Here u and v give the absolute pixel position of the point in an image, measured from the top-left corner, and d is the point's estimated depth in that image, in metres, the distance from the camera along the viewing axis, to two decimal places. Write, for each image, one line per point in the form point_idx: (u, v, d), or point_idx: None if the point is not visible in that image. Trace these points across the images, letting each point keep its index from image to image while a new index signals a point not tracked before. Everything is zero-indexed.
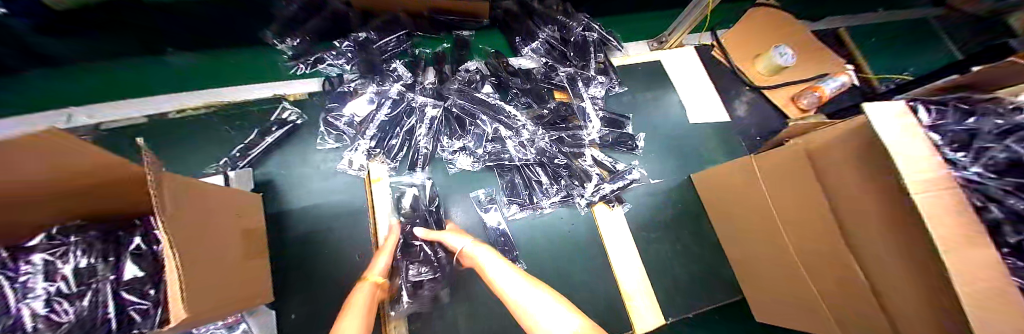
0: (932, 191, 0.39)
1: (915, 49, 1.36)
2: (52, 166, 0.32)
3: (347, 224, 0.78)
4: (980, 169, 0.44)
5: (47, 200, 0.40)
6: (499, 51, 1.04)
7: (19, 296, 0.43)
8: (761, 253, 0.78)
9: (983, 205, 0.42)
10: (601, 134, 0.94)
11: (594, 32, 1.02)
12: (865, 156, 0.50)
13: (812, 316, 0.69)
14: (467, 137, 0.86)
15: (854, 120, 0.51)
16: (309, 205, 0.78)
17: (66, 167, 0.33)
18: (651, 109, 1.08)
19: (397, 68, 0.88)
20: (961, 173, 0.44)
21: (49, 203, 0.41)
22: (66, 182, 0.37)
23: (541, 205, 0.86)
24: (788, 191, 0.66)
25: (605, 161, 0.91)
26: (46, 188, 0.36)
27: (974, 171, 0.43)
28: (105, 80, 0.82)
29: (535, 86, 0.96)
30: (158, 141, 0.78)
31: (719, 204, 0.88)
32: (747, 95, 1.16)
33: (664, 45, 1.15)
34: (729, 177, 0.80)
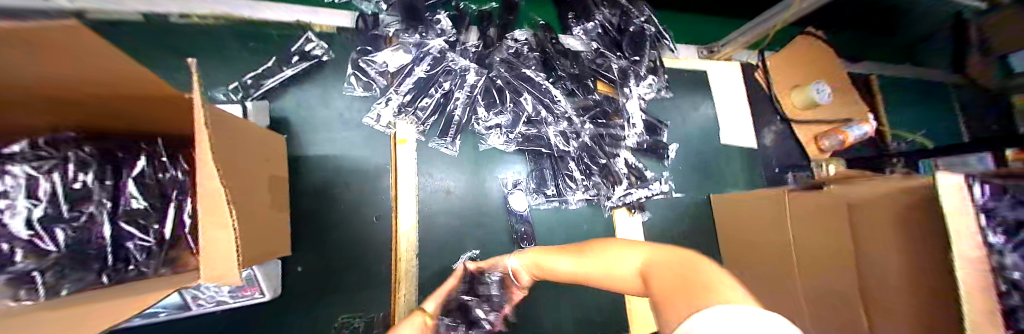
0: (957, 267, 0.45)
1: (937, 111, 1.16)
2: (55, 53, 0.24)
3: (369, 182, 0.74)
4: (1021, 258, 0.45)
5: (47, 104, 0.33)
6: (549, 24, 0.95)
7: None
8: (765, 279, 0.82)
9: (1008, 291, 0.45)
10: (639, 139, 0.90)
11: (652, 25, 0.93)
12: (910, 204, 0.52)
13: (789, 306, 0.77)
14: (504, 114, 0.80)
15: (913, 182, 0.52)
16: (329, 155, 0.73)
17: (75, 69, 0.26)
18: (684, 121, 1.07)
19: (441, 20, 0.76)
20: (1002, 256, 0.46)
21: (34, 112, 0.34)
22: (69, 87, 0.29)
23: (568, 199, 0.85)
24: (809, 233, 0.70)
25: (635, 166, 0.88)
26: (39, 87, 0.29)
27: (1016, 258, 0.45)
28: None
29: (583, 72, 0.88)
30: (172, 51, 0.72)
31: (734, 229, 0.91)
32: (777, 125, 1.15)
33: (713, 55, 1.10)
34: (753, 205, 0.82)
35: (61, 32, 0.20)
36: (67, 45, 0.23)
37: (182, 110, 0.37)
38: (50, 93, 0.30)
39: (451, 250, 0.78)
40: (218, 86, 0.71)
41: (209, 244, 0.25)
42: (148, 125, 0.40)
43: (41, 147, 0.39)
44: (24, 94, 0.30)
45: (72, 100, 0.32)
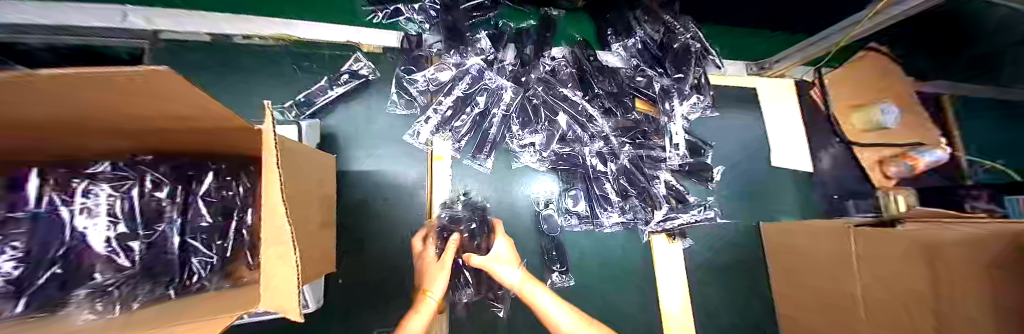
0: None
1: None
2: (146, 98, 0.25)
3: (409, 197, 0.76)
4: None
5: (132, 130, 0.36)
6: (587, 40, 0.93)
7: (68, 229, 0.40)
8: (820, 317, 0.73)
9: None
10: (682, 161, 0.84)
11: (698, 42, 0.88)
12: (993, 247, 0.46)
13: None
14: (539, 133, 0.78)
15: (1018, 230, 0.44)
16: (370, 169, 0.76)
17: (155, 102, 0.27)
18: (729, 144, 1.00)
19: (480, 39, 0.77)
20: None
21: (109, 135, 0.36)
22: (154, 118, 0.32)
23: (603, 224, 0.80)
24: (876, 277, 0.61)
25: (676, 187, 0.84)
26: (132, 117, 0.31)
27: None
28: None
29: (622, 91, 0.84)
30: (235, 70, 0.78)
31: (783, 263, 0.83)
32: (834, 148, 1.05)
33: (765, 72, 1.04)
34: (807, 240, 0.74)
35: (149, 80, 0.21)
36: (153, 90, 0.24)
37: (250, 136, 0.39)
38: (138, 120, 0.33)
39: None
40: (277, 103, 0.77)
41: (272, 268, 0.26)
42: (217, 150, 0.45)
43: (119, 169, 0.43)
44: (103, 125, 0.33)
45: (162, 129, 0.36)
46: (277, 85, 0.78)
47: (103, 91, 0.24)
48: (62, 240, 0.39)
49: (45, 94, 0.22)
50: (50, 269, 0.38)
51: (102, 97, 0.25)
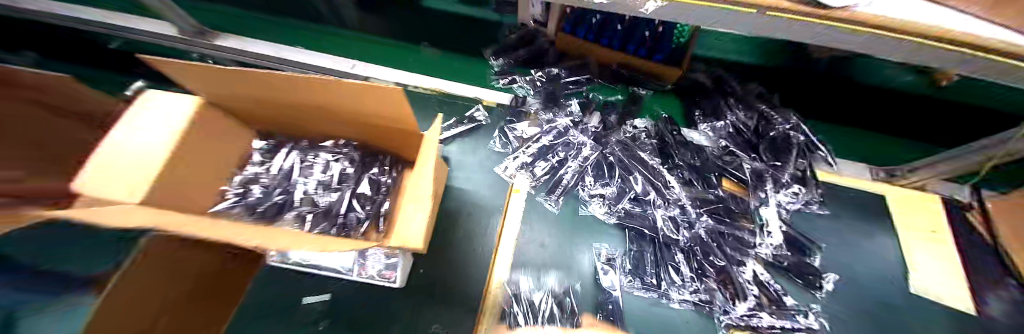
0: None
1: None
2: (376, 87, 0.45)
3: (485, 219, 0.85)
4: None
5: (356, 116, 0.59)
6: (673, 118, 0.99)
7: (308, 175, 0.69)
8: None
9: None
10: (774, 251, 0.77)
11: (801, 134, 0.89)
12: None
13: None
14: (610, 187, 0.83)
15: None
16: (463, 189, 0.90)
17: (380, 95, 0.47)
18: (850, 255, 0.81)
19: (571, 105, 0.96)
20: None
21: (339, 115, 0.60)
22: (372, 106, 0.53)
23: (671, 296, 0.74)
24: None
25: (768, 284, 0.74)
26: (365, 106, 0.54)
27: None
28: (374, 50, 1.21)
29: (705, 165, 0.86)
30: None
31: None
32: (1012, 291, 0.78)
33: (895, 180, 0.91)
34: None
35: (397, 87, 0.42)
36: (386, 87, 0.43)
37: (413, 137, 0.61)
38: (367, 113, 0.56)
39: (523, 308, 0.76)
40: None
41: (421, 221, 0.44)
42: (389, 144, 0.69)
43: (343, 149, 0.71)
44: (336, 102, 0.55)
45: (370, 121, 0.59)
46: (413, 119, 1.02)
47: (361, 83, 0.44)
48: (304, 181, 0.68)
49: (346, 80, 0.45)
50: (292, 195, 0.67)
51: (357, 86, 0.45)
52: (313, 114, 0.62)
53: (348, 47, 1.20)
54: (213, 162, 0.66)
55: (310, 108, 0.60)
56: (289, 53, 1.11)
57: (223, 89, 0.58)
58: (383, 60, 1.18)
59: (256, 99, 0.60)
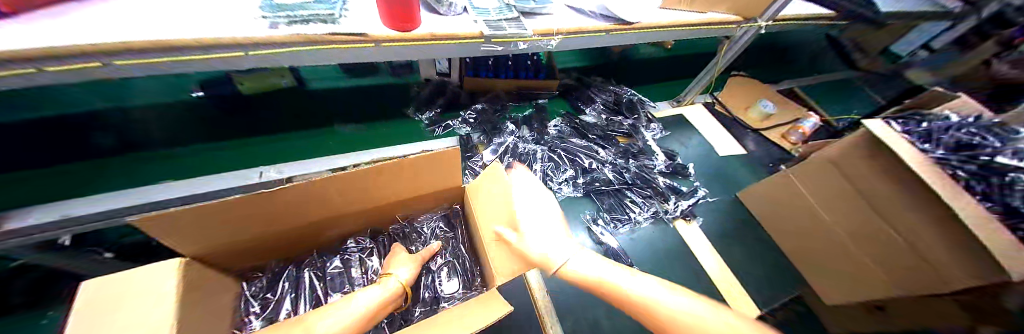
0: (906, 151, 0.71)
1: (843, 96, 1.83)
2: (442, 158, 0.56)
3: None
4: (938, 149, 0.73)
5: (387, 200, 0.62)
6: (569, 111, 1.37)
7: (331, 289, 0.61)
8: (826, 253, 0.97)
9: (961, 164, 0.70)
10: (664, 164, 1.23)
11: (635, 96, 1.45)
12: (885, 159, 0.76)
13: (853, 262, 0.90)
14: (569, 172, 1.12)
15: (857, 143, 0.82)
16: None
17: (438, 169, 0.59)
18: (691, 149, 1.37)
19: (508, 126, 1.19)
20: (927, 149, 0.74)
21: (368, 209, 0.62)
22: (416, 185, 0.61)
23: (637, 220, 1.07)
24: (830, 198, 0.93)
25: (672, 184, 1.18)
26: (409, 190, 0.62)
27: (931, 146, 0.74)
28: (278, 149, 1.09)
29: (605, 133, 1.27)
30: None
31: (784, 222, 1.09)
32: (752, 135, 1.52)
33: (682, 103, 1.55)
34: (790, 196, 1.05)
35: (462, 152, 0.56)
36: (454, 157, 0.57)
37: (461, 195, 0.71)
38: (408, 185, 0.60)
39: (567, 294, 0.89)
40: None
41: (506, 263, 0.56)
42: (417, 211, 0.71)
43: (364, 239, 0.68)
44: (378, 195, 0.59)
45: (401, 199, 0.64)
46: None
47: (430, 160, 0.55)
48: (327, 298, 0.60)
49: (412, 162, 0.53)
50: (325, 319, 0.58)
51: (422, 165, 0.55)
52: (330, 221, 0.60)
53: (248, 159, 1.05)
54: (226, 320, 0.53)
55: (333, 217, 0.59)
56: (190, 189, 0.93)
57: (232, 231, 0.49)
58: (302, 153, 1.08)
59: (264, 231, 0.53)
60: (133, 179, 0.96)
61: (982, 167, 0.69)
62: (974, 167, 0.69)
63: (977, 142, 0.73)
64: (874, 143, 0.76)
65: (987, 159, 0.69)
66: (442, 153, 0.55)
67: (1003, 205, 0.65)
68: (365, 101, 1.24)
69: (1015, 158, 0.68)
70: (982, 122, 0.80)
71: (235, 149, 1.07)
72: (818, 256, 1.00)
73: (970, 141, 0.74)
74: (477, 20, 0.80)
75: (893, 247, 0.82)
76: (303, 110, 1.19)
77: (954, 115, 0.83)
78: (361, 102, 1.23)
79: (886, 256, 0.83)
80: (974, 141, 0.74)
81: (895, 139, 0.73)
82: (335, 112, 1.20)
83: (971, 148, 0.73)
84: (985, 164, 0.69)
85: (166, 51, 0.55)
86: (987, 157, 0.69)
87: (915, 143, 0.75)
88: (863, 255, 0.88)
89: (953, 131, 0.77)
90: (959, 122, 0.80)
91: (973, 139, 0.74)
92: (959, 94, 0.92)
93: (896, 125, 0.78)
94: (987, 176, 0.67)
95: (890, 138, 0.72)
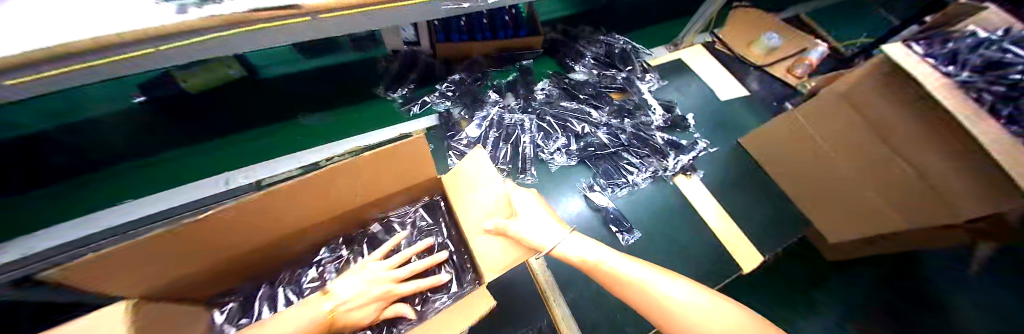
0: (929, 79, 0.61)
1: (853, 17, 1.68)
2: (394, 153, 0.48)
3: None
4: (964, 71, 0.65)
5: (347, 203, 0.55)
6: (557, 71, 1.26)
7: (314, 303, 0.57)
8: (833, 195, 0.94)
9: (986, 87, 0.63)
10: (662, 118, 1.15)
11: (627, 44, 1.31)
12: (897, 93, 0.66)
13: (862, 201, 0.87)
14: (560, 139, 1.05)
15: (865, 75, 0.71)
16: None
17: (394, 165, 0.51)
18: (690, 98, 1.28)
19: (491, 96, 1.09)
20: (953, 74, 0.65)
21: (330, 216, 0.56)
22: (377, 184, 0.54)
23: (635, 181, 1.02)
24: (837, 138, 0.86)
25: (672, 139, 1.11)
26: (371, 189, 0.55)
27: (954, 69, 0.66)
28: (244, 150, 1.00)
29: (597, 91, 1.18)
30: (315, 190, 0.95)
31: (787, 167, 1.04)
32: (755, 73, 1.41)
33: (678, 47, 1.42)
34: (794, 139, 0.98)
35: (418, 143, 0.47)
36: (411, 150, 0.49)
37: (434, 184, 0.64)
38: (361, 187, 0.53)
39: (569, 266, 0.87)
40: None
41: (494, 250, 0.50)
42: (391, 206, 0.65)
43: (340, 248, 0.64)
44: (334, 201, 0.52)
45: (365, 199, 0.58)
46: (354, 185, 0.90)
47: (382, 157, 0.47)
48: None
49: (358, 163, 0.45)
50: None
51: (374, 164, 0.47)
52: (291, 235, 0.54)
53: (214, 164, 0.98)
54: None
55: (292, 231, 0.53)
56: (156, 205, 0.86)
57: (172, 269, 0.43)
58: (272, 150, 1.01)
59: (214, 260, 0.48)
60: (93, 201, 0.89)
61: (1010, 91, 0.63)
62: (1002, 91, 0.63)
63: (1008, 61, 0.66)
64: (883, 70, 0.67)
65: (1018, 81, 0.62)
66: (395, 147, 0.46)
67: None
68: (329, 85, 1.12)
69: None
70: (1014, 35, 0.71)
71: (196, 156, 0.98)
72: (822, 199, 0.97)
73: (1000, 61, 0.66)
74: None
75: (904, 184, 0.76)
76: (262, 103, 1.08)
77: (983, 31, 0.74)
78: (326, 86, 1.12)
79: (897, 194, 0.79)
80: (1005, 61, 0.66)
81: (916, 65, 0.62)
82: (299, 101, 1.09)
83: (1001, 70, 0.66)
84: (1013, 86, 0.62)
85: (39, 65, 0.44)
86: (1015, 78, 0.63)
87: (937, 67, 0.67)
88: (873, 195, 0.84)
89: (981, 51, 0.69)
90: (994, 39, 0.71)
91: (1004, 59, 0.67)
92: (989, 4, 0.81)
93: (917, 48, 0.69)
94: (1017, 96, 0.62)
95: (909, 64, 0.62)
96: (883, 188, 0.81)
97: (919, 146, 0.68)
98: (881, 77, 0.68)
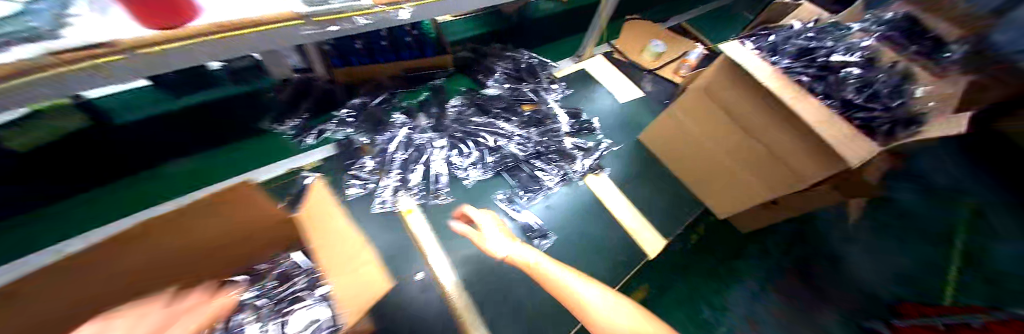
0: (767, 75, 0.74)
1: (722, 21, 2.02)
2: (221, 204, 0.43)
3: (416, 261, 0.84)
4: (786, 60, 0.78)
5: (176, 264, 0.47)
6: (471, 87, 1.26)
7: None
8: (715, 175, 1.07)
9: (801, 71, 0.76)
10: (570, 124, 1.22)
11: (535, 58, 1.37)
12: (746, 83, 0.80)
13: (736, 178, 1.01)
14: (473, 154, 1.03)
15: (722, 68, 0.84)
16: None
17: (226, 215, 0.46)
18: (594, 103, 1.38)
19: (398, 118, 1.03)
20: (781, 63, 0.77)
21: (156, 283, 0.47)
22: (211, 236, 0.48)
23: (549, 187, 1.06)
24: (705, 126, 1.00)
25: (581, 142, 1.18)
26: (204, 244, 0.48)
27: (783, 60, 0.77)
28: (85, 212, 0.84)
29: (509, 104, 1.20)
30: None
31: (678, 157, 1.16)
32: (648, 76, 1.59)
33: (582, 58, 1.53)
34: (676, 130, 1.11)
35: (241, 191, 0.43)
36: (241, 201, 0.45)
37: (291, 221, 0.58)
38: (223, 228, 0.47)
39: (485, 284, 0.85)
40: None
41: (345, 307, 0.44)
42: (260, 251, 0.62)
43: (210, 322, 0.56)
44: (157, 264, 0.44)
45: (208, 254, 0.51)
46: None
47: (206, 212, 0.42)
48: None
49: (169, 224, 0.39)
50: None
51: (197, 219, 0.42)
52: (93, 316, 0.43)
53: (44, 233, 0.80)
54: None
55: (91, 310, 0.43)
56: None
57: None
58: (135, 203, 0.87)
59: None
60: None
61: (818, 69, 0.76)
62: (813, 72, 0.75)
63: (815, 45, 0.80)
64: (732, 65, 0.81)
65: (824, 60, 0.76)
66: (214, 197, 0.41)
67: (840, 100, 0.72)
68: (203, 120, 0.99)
69: (842, 54, 0.78)
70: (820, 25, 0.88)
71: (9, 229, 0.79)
72: (706, 180, 1.11)
73: (807, 46, 0.80)
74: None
75: (755, 157, 0.91)
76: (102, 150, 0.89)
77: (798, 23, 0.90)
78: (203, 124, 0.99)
79: (754, 168, 0.93)
80: (813, 44, 0.80)
81: (755, 63, 0.76)
82: (164, 143, 0.94)
83: (810, 53, 0.79)
84: (818, 65, 0.76)
85: None
86: (823, 58, 0.77)
87: (766, 57, 0.79)
88: (742, 172, 0.98)
89: (795, 39, 0.82)
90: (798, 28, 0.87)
91: (811, 43, 0.80)
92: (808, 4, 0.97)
93: (750, 43, 0.81)
94: (824, 75, 0.75)
95: (747, 62, 0.75)
96: (745, 164, 0.95)
97: (767, 125, 0.82)
98: (731, 69, 0.82)
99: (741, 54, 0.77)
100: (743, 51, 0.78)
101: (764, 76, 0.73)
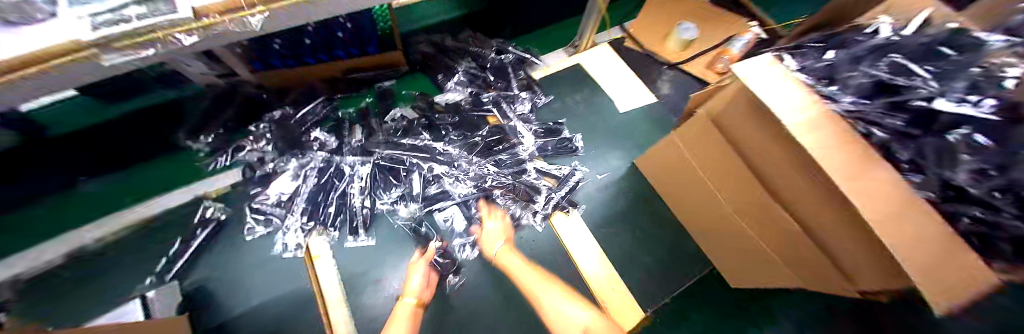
0: (818, 127, 0.40)
1: None
2: None
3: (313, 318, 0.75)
4: (852, 97, 0.43)
5: None
6: (425, 92, 1.04)
7: None
8: (726, 237, 0.76)
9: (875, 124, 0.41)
10: (538, 146, 0.98)
11: (509, 54, 1.11)
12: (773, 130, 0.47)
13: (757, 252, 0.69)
14: (403, 186, 0.87)
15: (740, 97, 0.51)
16: (245, 306, 0.76)
17: None
18: (583, 112, 1.09)
19: (317, 137, 0.90)
20: (839, 103, 0.43)
21: None
22: None
23: None
24: (715, 171, 0.69)
25: (549, 170, 0.94)
26: None
27: (847, 98, 0.43)
28: None
29: (465, 117, 0.98)
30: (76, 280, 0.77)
31: (677, 198, 0.87)
32: (668, 73, 1.22)
33: (578, 48, 1.20)
34: (675, 166, 0.81)
35: None
36: None
37: None
38: None
39: None
40: (134, 284, 0.76)
41: None
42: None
43: None
44: None
45: None
46: (130, 275, 0.77)
47: None
48: None
49: None
50: None
51: None
52: None
53: None
54: None
55: None
56: None
57: None
58: (36, 231, 0.79)
59: None
60: None
61: (909, 123, 0.40)
62: (901, 126, 0.40)
63: (911, 79, 0.43)
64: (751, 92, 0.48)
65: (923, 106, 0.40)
66: None
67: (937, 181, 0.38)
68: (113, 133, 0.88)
69: (966, 100, 0.38)
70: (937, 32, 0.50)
71: None
72: (712, 236, 0.82)
73: (893, 78, 0.43)
74: (82, 16, 0.39)
75: (781, 232, 0.60)
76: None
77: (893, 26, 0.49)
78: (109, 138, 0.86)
79: (781, 245, 0.63)
80: (911, 75, 0.43)
81: (789, 100, 0.42)
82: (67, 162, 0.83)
83: (899, 93, 0.43)
84: (912, 115, 0.40)
85: None
86: (922, 102, 0.40)
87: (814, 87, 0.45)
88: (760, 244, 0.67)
89: (876, 62, 0.45)
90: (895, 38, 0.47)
91: (907, 74, 0.43)
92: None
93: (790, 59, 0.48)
94: (918, 136, 0.40)
95: (773, 100, 0.41)
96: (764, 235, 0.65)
97: (811, 204, 0.49)
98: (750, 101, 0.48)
99: (760, 75, 0.44)
100: (769, 70, 0.44)
101: (808, 130, 0.40)
